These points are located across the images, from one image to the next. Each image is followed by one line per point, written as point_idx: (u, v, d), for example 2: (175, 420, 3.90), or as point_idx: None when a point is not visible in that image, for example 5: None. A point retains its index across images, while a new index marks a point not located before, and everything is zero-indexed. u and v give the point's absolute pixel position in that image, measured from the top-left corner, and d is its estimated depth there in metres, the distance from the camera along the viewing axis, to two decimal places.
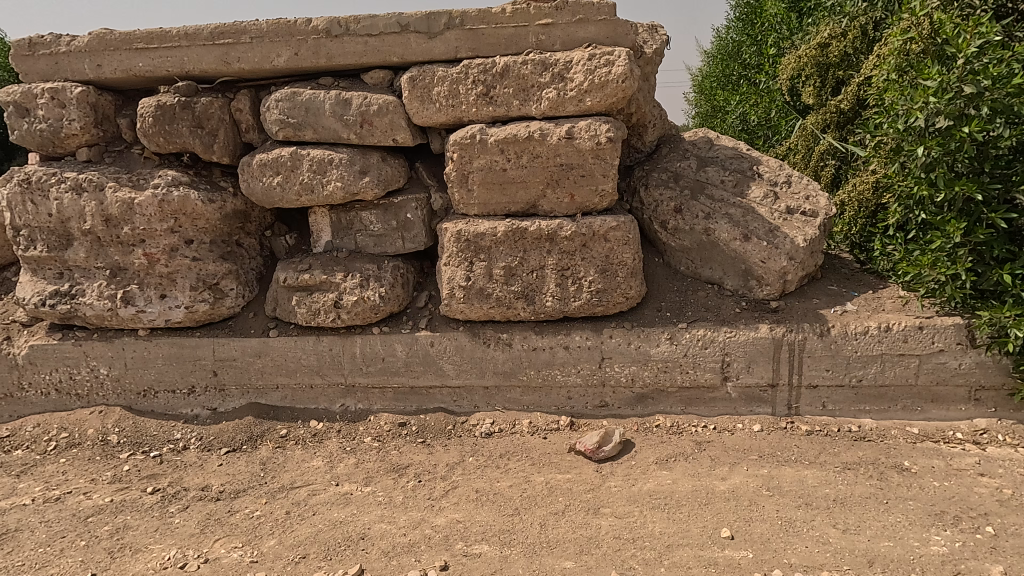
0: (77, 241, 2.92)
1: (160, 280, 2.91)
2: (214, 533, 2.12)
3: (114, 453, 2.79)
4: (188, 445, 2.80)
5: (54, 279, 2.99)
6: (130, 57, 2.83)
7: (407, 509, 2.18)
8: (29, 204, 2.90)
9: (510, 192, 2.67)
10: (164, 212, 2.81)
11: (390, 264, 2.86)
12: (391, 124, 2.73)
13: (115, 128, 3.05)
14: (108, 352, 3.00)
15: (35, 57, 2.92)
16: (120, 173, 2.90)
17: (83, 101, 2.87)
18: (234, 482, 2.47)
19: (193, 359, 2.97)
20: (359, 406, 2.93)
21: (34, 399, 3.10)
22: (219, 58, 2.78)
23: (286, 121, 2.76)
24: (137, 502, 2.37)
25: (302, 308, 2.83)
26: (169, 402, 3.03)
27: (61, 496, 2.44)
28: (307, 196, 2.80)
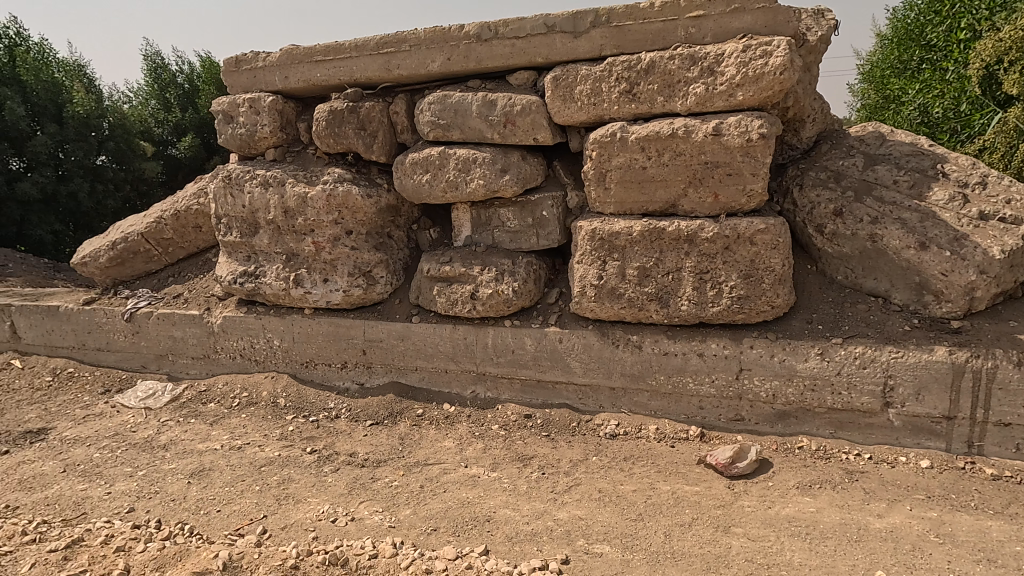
0: (262, 228, 3.40)
1: (324, 266, 3.29)
2: (360, 495, 2.36)
3: (281, 414, 3.21)
4: (339, 414, 3.14)
5: (244, 261, 3.50)
6: (310, 69, 3.23)
7: (530, 499, 2.24)
8: (229, 197, 3.44)
9: (649, 191, 2.61)
10: (330, 205, 3.17)
11: (524, 259, 2.95)
12: (533, 123, 2.80)
13: (296, 131, 3.50)
14: (281, 326, 3.45)
15: (239, 72, 3.44)
16: (298, 171, 3.32)
17: (272, 108, 3.35)
18: (377, 452, 2.72)
19: (347, 338, 3.31)
20: (488, 394, 3.06)
21: (224, 361, 3.67)
22: (382, 66, 3.06)
23: (437, 123, 2.95)
24: (299, 459, 2.71)
25: (442, 298, 3.02)
26: (325, 374, 3.41)
27: (242, 445, 2.87)
28: (451, 193, 2.98)
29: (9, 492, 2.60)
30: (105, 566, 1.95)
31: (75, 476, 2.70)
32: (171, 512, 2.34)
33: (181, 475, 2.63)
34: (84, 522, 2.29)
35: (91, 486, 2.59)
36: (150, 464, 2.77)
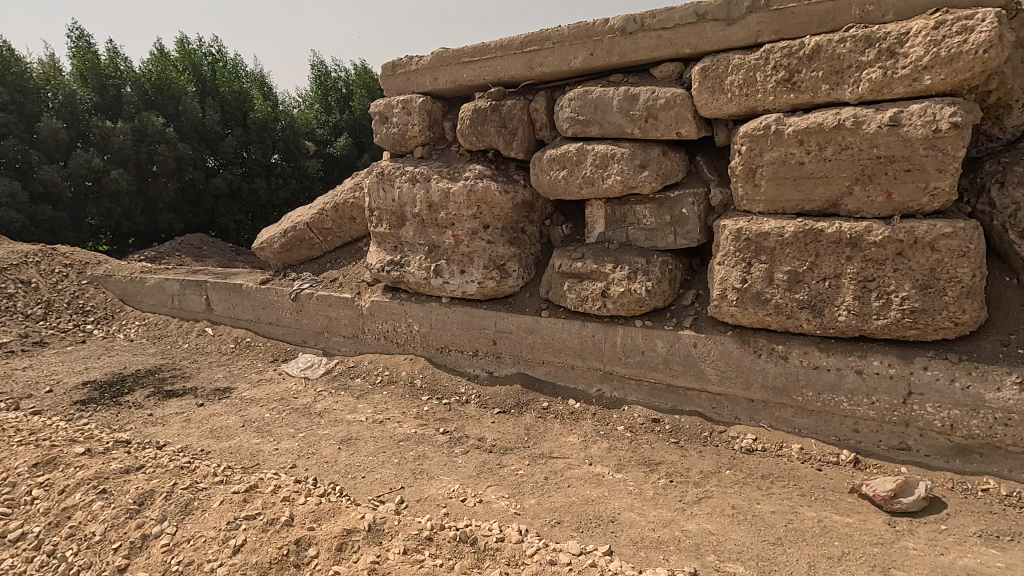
0: (408, 221, 3.67)
1: (461, 257, 3.46)
2: (488, 478, 2.47)
3: (418, 394, 3.45)
4: (469, 400, 3.30)
5: (391, 250, 3.81)
6: (458, 71, 3.40)
7: (657, 505, 2.18)
8: (381, 191, 3.75)
9: (805, 188, 2.39)
10: (470, 200, 3.33)
11: (659, 258, 2.86)
12: (676, 117, 2.70)
13: (441, 129, 3.72)
14: (420, 312, 3.70)
15: (394, 76, 3.73)
16: (442, 167, 3.53)
17: (421, 109, 3.58)
18: (503, 440, 2.82)
19: (479, 327, 3.46)
20: (615, 393, 3.01)
21: (370, 341, 4.03)
22: (525, 65, 3.13)
23: (576, 119, 2.96)
24: (433, 438, 2.89)
25: (572, 294, 3.03)
26: (457, 360, 3.59)
27: (383, 420, 3.14)
28: (587, 189, 2.97)
29: (203, 438, 3.10)
30: (274, 512, 2.24)
31: (251, 431, 3.15)
32: (325, 472, 2.62)
33: (333, 440, 2.95)
34: (258, 471, 2.66)
35: (263, 442, 3.00)
36: (308, 428, 3.14)
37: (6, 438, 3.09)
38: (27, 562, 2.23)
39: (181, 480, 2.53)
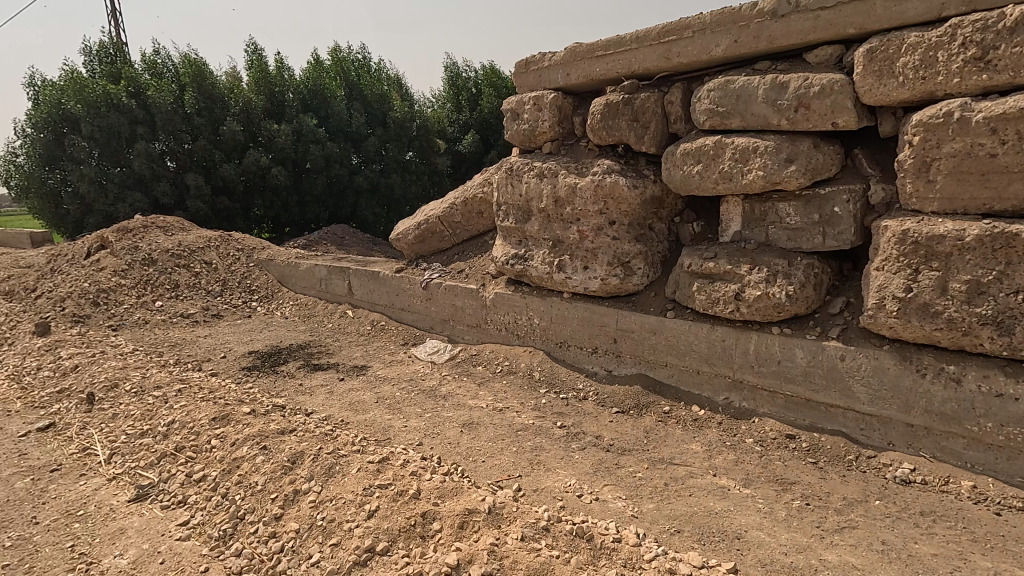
0: (534, 216, 3.74)
1: (585, 253, 3.46)
2: (605, 477, 2.46)
3: (536, 387, 3.52)
4: (587, 397, 3.30)
5: (516, 244, 3.90)
6: (591, 65, 3.38)
7: (789, 528, 2.01)
8: (509, 186, 3.85)
9: (995, 185, 2.06)
10: (598, 195, 3.31)
11: (803, 261, 2.65)
12: (833, 106, 2.45)
13: (571, 125, 3.73)
14: (541, 306, 3.75)
15: (527, 73, 3.80)
16: (570, 163, 3.55)
17: (553, 104, 3.63)
18: (622, 440, 2.79)
19: (600, 324, 3.42)
20: (744, 403, 2.83)
21: (492, 332, 4.17)
22: (662, 56, 3.03)
23: (715, 110, 2.80)
24: (550, 431, 2.94)
25: (701, 295, 2.89)
26: (576, 356, 3.59)
27: (503, 409, 3.25)
28: (724, 184, 2.81)
29: (343, 410, 3.42)
30: (404, 484, 2.42)
31: (384, 407, 3.42)
32: (448, 452, 2.78)
33: (456, 423, 3.11)
34: (390, 444, 2.89)
35: (394, 418, 3.24)
36: (434, 409, 3.33)
37: (192, 394, 3.67)
38: (206, 501, 2.63)
39: (326, 446, 2.82)
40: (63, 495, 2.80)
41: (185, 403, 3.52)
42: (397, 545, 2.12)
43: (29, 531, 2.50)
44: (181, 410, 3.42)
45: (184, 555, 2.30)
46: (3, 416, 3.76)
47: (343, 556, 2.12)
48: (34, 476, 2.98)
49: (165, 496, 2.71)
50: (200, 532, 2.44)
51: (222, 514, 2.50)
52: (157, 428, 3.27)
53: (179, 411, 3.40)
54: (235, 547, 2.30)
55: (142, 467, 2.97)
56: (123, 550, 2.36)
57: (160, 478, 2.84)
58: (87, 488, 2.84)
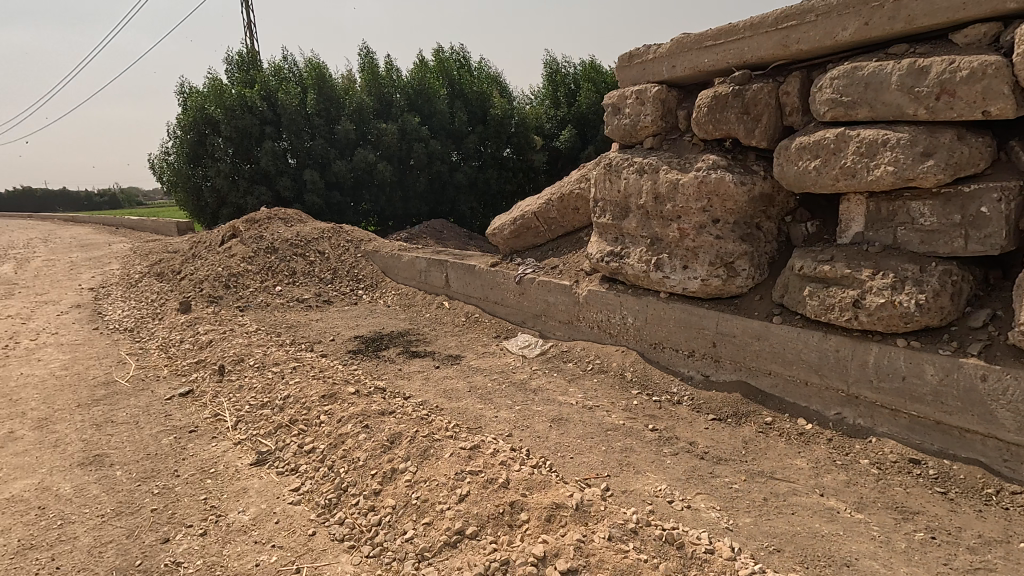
0: (632, 213, 3.68)
1: (686, 252, 3.35)
2: (698, 485, 2.38)
3: (627, 387, 3.46)
4: (681, 401, 3.19)
5: (612, 241, 3.86)
6: (699, 56, 3.25)
7: (910, 563, 1.83)
8: (607, 182, 3.81)
9: None
10: (701, 191, 3.21)
11: (939, 267, 2.40)
12: (984, 91, 2.19)
13: (675, 119, 3.63)
14: (636, 305, 3.67)
15: (630, 67, 3.72)
16: (672, 158, 3.45)
17: (656, 98, 3.54)
18: (717, 449, 2.68)
19: (698, 327, 3.29)
20: (859, 421, 2.60)
21: (583, 329, 4.14)
22: (779, 43, 2.85)
23: (838, 101, 2.59)
24: (641, 433, 2.90)
25: (813, 301, 2.70)
26: (671, 358, 3.48)
27: (593, 407, 3.24)
28: (845, 181, 2.59)
29: (438, 396, 3.58)
30: (494, 472, 2.49)
31: (476, 396, 3.53)
32: (537, 446, 2.82)
33: (546, 417, 3.14)
34: (481, 433, 2.98)
35: (485, 408, 3.34)
36: (524, 402, 3.39)
37: (305, 372, 4.01)
38: (315, 470, 2.86)
39: (422, 429, 2.96)
40: (198, 454, 3.17)
41: (299, 380, 3.86)
42: (485, 531, 2.19)
43: (171, 482, 2.86)
44: (295, 386, 3.75)
45: (295, 517, 2.53)
46: (153, 380, 4.33)
47: (435, 535, 2.22)
48: (175, 435, 3.41)
49: (280, 463, 2.99)
50: (309, 499, 2.66)
51: (328, 485, 2.72)
52: (275, 401, 3.61)
53: (293, 387, 3.73)
54: (338, 516, 2.49)
55: (261, 435, 3.29)
56: (245, 507, 2.63)
57: (276, 446, 3.14)
58: (217, 450, 3.20)
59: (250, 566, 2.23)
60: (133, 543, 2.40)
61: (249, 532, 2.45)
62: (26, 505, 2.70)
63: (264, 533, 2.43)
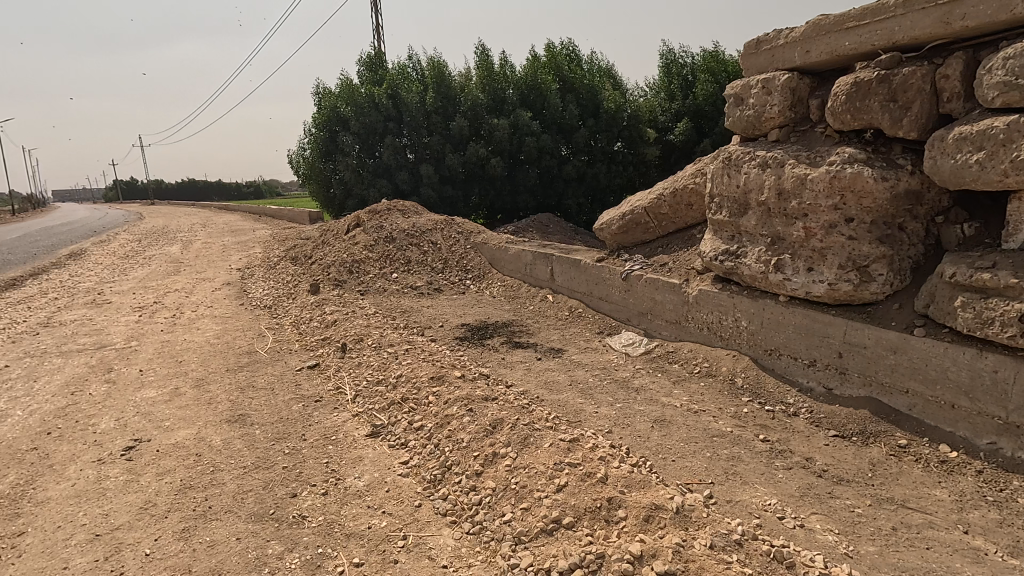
0: (752, 209, 3.49)
1: (812, 254, 3.12)
2: (814, 505, 2.23)
3: (737, 394, 3.29)
4: (798, 413, 2.99)
5: (727, 240, 3.68)
6: (838, 38, 3.04)
7: None
8: (725, 177, 3.65)
9: None
10: (833, 187, 2.98)
11: None
12: None
13: (806, 108, 3.42)
14: (752, 308, 3.46)
15: (757, 54, 3.56)
16: (801, 152, 3.25)
17: (785, 87, 3.34)
18: (838, 468, 2.49)
19: (822, 336, 3.05)
20: (1019, 455, 2.32)
21: (692, 330, 3.99)
22: (939, 20, 2.59)
23: (1012, 84, 2.29)
24: (751, 442, 2.75)
25: (966, 313, 2.43)
26: (789, 367, 3.26)
27: (699, 411, 3.12)
28: (1017, 176, 2.27)
29: (539, 386, 3.64)
30: (592, 466, 2.51)
31: (577, 390, 3.54)
32: (637, 445, 2.78)
33: (648, 417, 3.08)
34: (581, 426, 3.00)
35: (586, 402, 3.34)
36: (626, 400, 3.34)
37: (416, 354, 4.27)
38: (423, 446, 3.05)
39: (523, 417, 3.04)
40: (322, 421, 3.51)
41: (411, 361, 4.12)
42: (581, 523, 2.21)
43: (299, 444, 3.20)
44: (407, 366, 4.02)
45: (404, 488, 2.71)
46: (286, 352, 4.84)
47: (532, 521, 2.28)
48: (304, 403, 3.79)
49: (392, 437, 3.22)
50: (417, 472, 2.84)
51: (434, 462, 2.88)
52: (389, 380, 3.89)
53: (406, 368, 3.99)
54: (442, 491, 2.63)
55: (376, 409, 3.56)
56: (360, 474, 2.86)
57: (389, 421, 3.38)
58: (338, 419, 3.51)
59: (364, 527, 2.44)
60: (268, 494, 2.72)
61: (363, 497, 2.66)
62: (186, 450, 3.16)
63: (376, 499, 2.64)
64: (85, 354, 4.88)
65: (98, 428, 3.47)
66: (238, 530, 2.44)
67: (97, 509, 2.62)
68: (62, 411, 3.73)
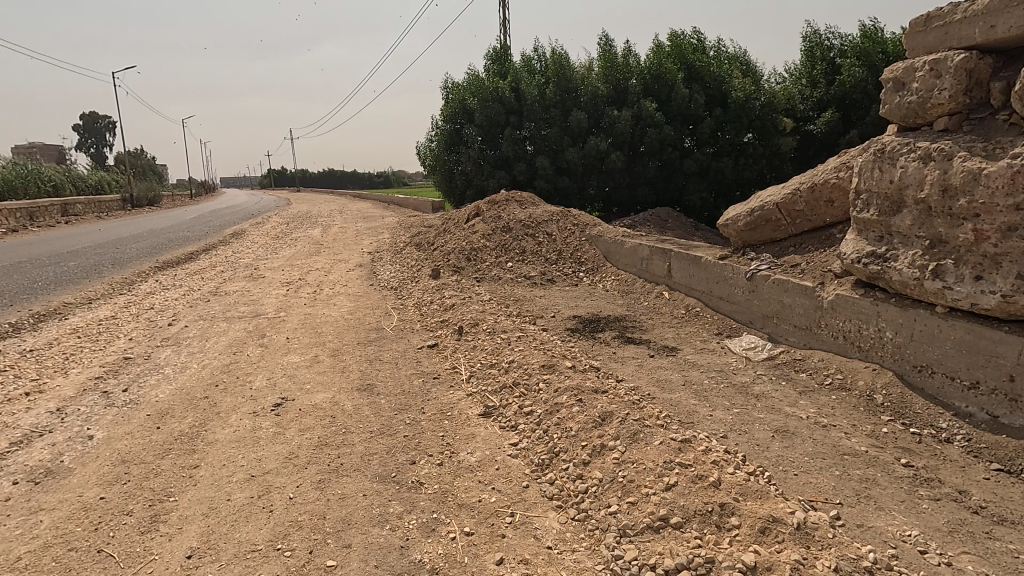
0: (908, 208, 3.15)
1: (983, 261, 2.77)
2: (965, 543, 2.00)
3: (876, 411, 3.00)
4: (952, 439, 2.69)
5: (874, 241, 3.35)
6: None
7: None
8: (876, 171, 3.33)
9: None
10: (1015, 184, 2.60)
11: None
12: None
13: (984, 93, 3.05)
14: (900, 318, 3.12)
15: (927, 32, 3.25)
16: (976, 142, 2.89)
17: (960, 68, 2.98)
18: (1001, 507, 2.21)
19: (989, 355, 2.71)
20: None
21: (824, 338, 3.67)
22: None
23: None
24: (890, 466, 2.51)
25: None
26: (942, 388, 2.92)
27: (828, 426, 2.89)
28: None
29: (651, 384, 3.58)
30: (705, 469, 2.45)
31: (690, 391, 3.42)
32: (755, 454, 2.63)
33: (768, 426, 2.90)
34: (694, 428, 2.91)
35: (699, 404, 3.23)
36: (744, 406, 3.18)
37: (528, 342, 4.39)
38: (532, 431, 3.14)
39: (633, 412, 3.02)
40: (439, 397, 3.74)
41: (523, 348, 4.25)
42: (690, 524, 2.17)
43: (418, 417, 3.44)
44: (519, 353, 4.15)
45: (513, 468, 2.82)
46: (409, 331, 5.20)
47: (638, 515, 2.26)
48: (423, 378, 4.07)
49: (503, 418, 3.35)
50: (525, 455, 2.93)
51: (542, 447, 2.96)
52: (502, 364, 4.04)
53: (518, 354, 4.13)
54: (549, 476, 2.70)
55: (489, 391, 3.72)
56: (472, 450, 3.02)
57: (500, 403, 3.52)
58: (453, 397, 3.72)
59: (474, 500, 2.58)
60: (391, 458, 2.96)
61: (474, 472, 2.81)
62: (323, 412, 3.54)
63: (487, 475, 2.77)
64: (244, 321, 5.62)
65: (253, 385, 3.99)
66: (365, 486, 2.70)
67: (252, 454, 3.03)
68: (226, 368, 4.34)
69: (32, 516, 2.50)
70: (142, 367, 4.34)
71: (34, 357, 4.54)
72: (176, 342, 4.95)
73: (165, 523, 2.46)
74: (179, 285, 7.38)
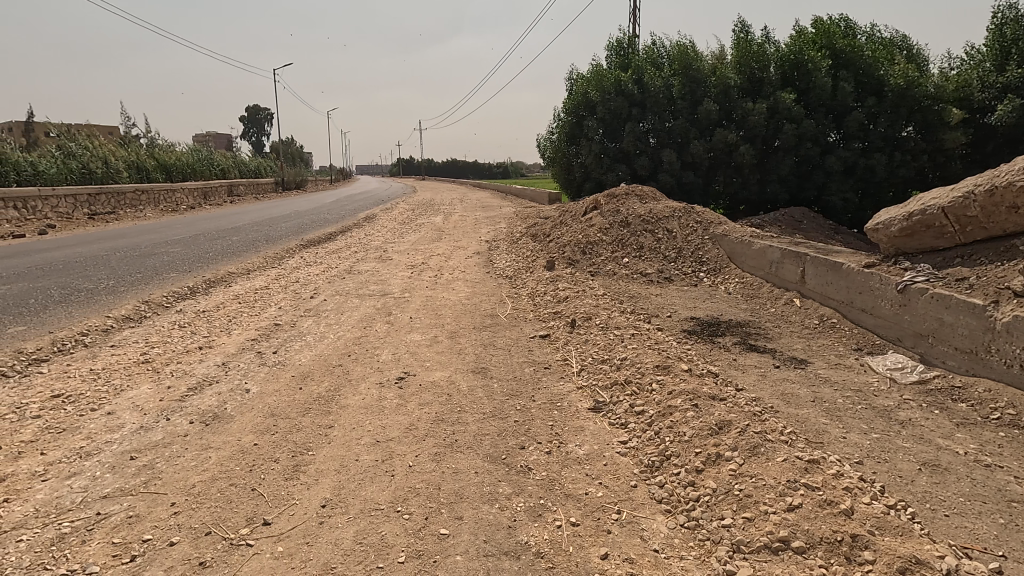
0: None
1: None
2: None
3: None
4: None
5: None
6: None
7: None
8: None
9: None
10: None
11: None
12: None
13: None
14: None
15: None
16: None
17: None
18: None
19: None
20: None
21: (994, 366, 3.21)
22: None
23: None
24: None
25: None
26: None
27: (991, 465, 2.53)
28: None
29: (774, 397, 3.34)
30: (836, 495, 2.26)
31: (821, 409, 3.15)
32: (896, 486, 2.37)
33: (914, 458, 2.60)
34: (823, 449, 2.68)
35: (831, 423, 2.97)
36: (885, 432, 2.86)
37: (642, 340, 4.29)
38: (642, 431, 3.08)
39: (754, 425, 2.85)
40: (550, 387, 3.79)
41: (636, 346, 4.17)
42: (815, 552, 2.02)
43: (529, 404, 3.53)
44: (632, 351, 4.08)
45: (621, 466, 2.79)
46: (522, 320, 5.33)
47: (755, 533, 2.15)
48: (535, 367, 4.15)
49: (613, 415, 3.32)
50: (635, 454, 2.89)
51: (653, 448, 2.90)
52: (614, 360, 4.00)
53: (631, 351, 4.06)
54: (660, 478, 2.64)
55: (599, 386, 3.71)
56: (581, 443, 3.04)
57: (611, 399, 3.50)
58: (563, 388, 3.76)
59: (581, 492, 2.60)
60: (501, 440, 3.07)
61: (582, 464, 2.83)
62: (440, 389, 3.75)
63: (595, 469, 2.77)
64: (373, 298, 6.09)
65: (380, 358, 4.34)
66: (477, 464, 2.84)
67: (378, 421, 3.30)
68: (357, 340, 4.75)
69: (203, 452, 2.94)
70: (287, 334, 4.88)
71: (205, 317, 5.29)
72: (316, 313, 5.51)
73: (304, 473, 2.78)
74: (320, 262, 8.17)
